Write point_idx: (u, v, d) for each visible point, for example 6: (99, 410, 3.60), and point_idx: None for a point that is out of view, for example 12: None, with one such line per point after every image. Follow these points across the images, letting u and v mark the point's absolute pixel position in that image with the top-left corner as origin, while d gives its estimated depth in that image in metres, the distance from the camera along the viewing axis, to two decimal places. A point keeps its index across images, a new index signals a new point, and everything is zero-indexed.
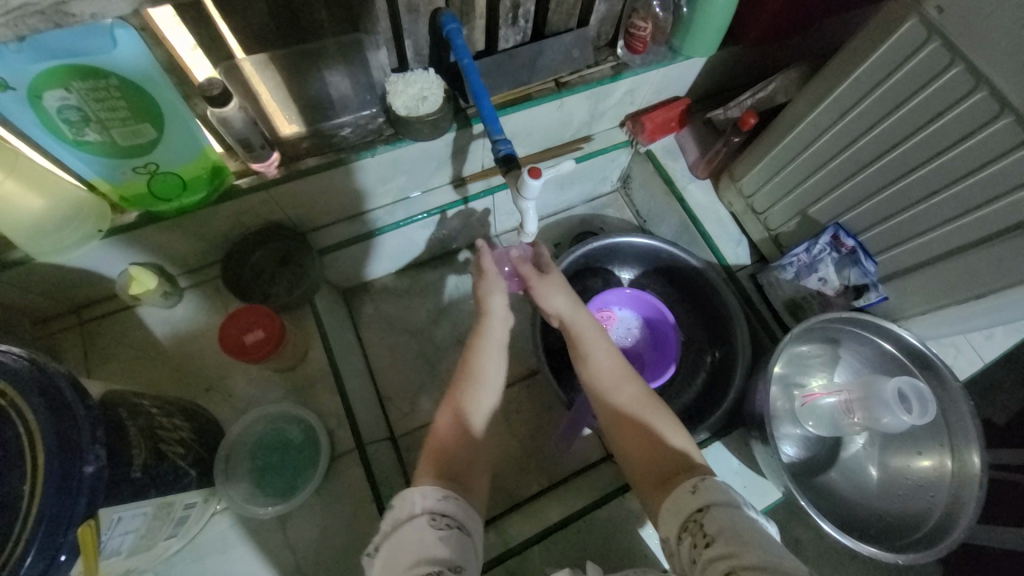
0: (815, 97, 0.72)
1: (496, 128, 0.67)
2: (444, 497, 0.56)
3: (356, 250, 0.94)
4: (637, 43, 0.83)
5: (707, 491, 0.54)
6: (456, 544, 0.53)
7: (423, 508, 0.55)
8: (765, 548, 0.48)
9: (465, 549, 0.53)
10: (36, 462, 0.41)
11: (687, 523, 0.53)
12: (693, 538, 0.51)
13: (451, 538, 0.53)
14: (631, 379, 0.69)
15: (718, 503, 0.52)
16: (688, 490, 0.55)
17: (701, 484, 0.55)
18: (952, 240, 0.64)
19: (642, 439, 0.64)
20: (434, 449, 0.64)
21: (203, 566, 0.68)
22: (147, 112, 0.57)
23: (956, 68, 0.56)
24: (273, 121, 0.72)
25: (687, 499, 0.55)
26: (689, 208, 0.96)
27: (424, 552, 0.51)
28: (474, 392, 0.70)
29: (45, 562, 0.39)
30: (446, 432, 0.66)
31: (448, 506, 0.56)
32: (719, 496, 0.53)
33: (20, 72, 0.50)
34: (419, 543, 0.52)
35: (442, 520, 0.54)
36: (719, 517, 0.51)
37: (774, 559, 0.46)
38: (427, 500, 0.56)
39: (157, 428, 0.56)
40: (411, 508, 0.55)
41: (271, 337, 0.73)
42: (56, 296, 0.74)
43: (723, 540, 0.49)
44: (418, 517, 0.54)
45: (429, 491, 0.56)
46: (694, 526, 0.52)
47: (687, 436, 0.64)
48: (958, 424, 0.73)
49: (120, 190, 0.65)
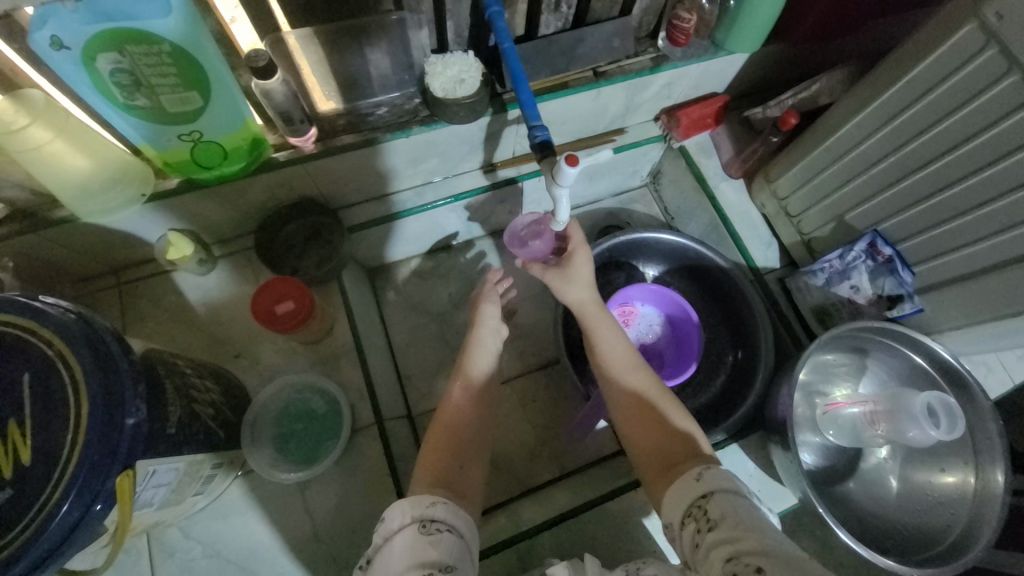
0: (862, 99, 0.70)
1: (534, 114, 0.66)
2: (433, 504, 0.55)
3: (383, 230, 0.95)
4: (679, 35, 0.81)
5: (711, 478, 0.54)
6: (449, 548, 0.52)
7: (413, 516, 0.54)
8: (766, 535, 0.47)
9: (459, 551, 0.52)
10: (78, 412, 0.42)
11: (692, 508, 0.53)
12: (696, 523, 0.51)
13: (444, 543, 0.52)
14: (641, 371, 0.69)
15: (722, 490, 0.52)
16: (692, 478, 0.55)
17: (706, 472, 0.55)
18: (996, 254, 0.62)
19: (652, 435, 0.63)
20: (443, 428, 0.66)
21: (224, 526, 0.70)
22: (195, 80, 0.58)
23: (1014, 77, 0.53)
24: (312, 97, 0.73)
25: (690, 486, 0.55)
26: (721, 208, 0.95)
27: (415, 557, 0.50)
28: (462, 391, 0.70)
29: (81, 509, 0.41)
30: (450, 425, 0.67)
31: (439, 512, 0.54)
32: (724, 483, 0.53)
33: (78, 33, 0.51)
34: (409, 550, 0.50)
35: (433, 526, 0.53)
36: (722, 503, 0.51)
37: (773, 543, 0.46)
38: (417, 508, 0.54)
39: (190, 389, 0.58)
40: (401, 517, 0.54)
41: (302, 308, 0.75)
42: (97, 256, 0.77)
43: (727, 525, 0.49)
44: (408, 526, 0.53)
45: (417, 499, 0.55)
46: (698, 511, 0.52)
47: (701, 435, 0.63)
48: (984, 442, 0.71)
49: (165, 156, 0.67)
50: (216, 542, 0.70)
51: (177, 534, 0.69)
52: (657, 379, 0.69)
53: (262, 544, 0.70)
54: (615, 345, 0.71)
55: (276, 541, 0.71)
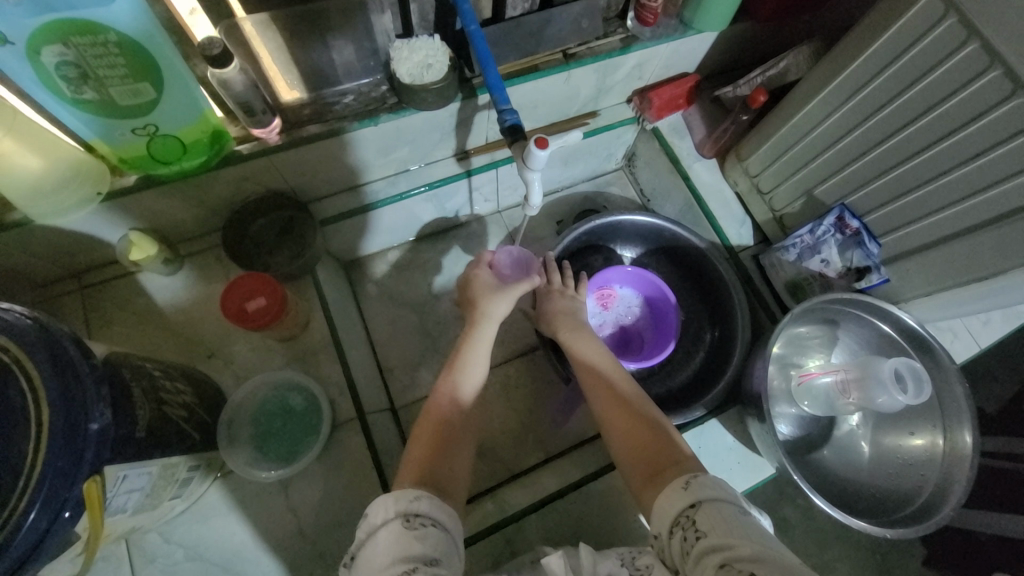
0: (827, 74, 0.71)
1: (503, 97, 0.65)
2: (418, 498, 0.54)
3: (357, 222, 0.93)
4: (647, 15, 0.81)
5: (699, 487, 0.54)
6: (434, 541, 0.51)
7: (397, 510, 0.53)
8: (756, 542, 0.48)
9: (444, 545, 0.52)
10: (38, 419, 0.41)
11: (679, 518, 0.53)
12: (685, 532, 0.51)
13: (429, 537, 0.51)
14: (627, 385, 0.71)
15: (710, 499, 0.52)
16: (681, 485, 0.55)
17: (693, 480, 0.55)
18: (956, 223, 0.64)
19: (642, 440, 0.64)
20: (434, 421, 0.64)
21: (205, 528, 0.69)
22: (147, 72, 0.56)
23: (972, 45, 0.54)
24: (275, 87, 0.70)
25: (678, 494, 0.55)
26: (694, 187, 0.95)
27: (400, 551, 0.49)
28: (461, 393, 0.68)
29: (49, 517, 0.39)
30: (436, 425, 0.64)
31: (424, 506, 0.54)
32: (713, 492, 0.53)
33: (18, 25, 0.48)
34: (393, 545, 0.50)
35: (417, 521, 0.52)
36: (711, 513, 0.51)
37: (766, 551, 0.46)
38: (402, 502, 0.53)
39: (159, 391, 0.56)
40: (384, 512, 0.53)
41: (272, 305, 0.73)
42: (57, 259, 0.74)
43: (717, 534, 0.49)
44: (392, 521, 0.52)
45: (402, 494, 0.54)
46: (686, 521, 0.52)
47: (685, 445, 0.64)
48: (952, 406, 0.74)
49: (120, 153, 0.64)
50: (197, 546, 0.68)
51: (157, 540, 0.68)
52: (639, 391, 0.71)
53: (245, 544, 0.69)
54: (599, 358, 0.75)
55: (259, 541, 0.70)
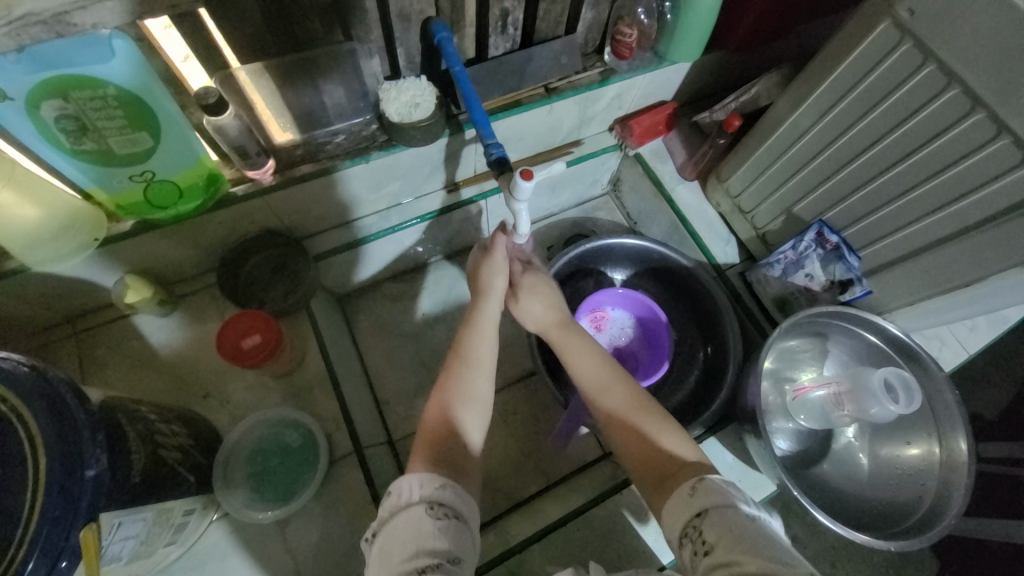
0: (796, 99, 0.75)
1: (488, 132, 0.68)
2: (443, 485, 0.54)
3: (350, 256, 0.95)
4: (623, 49, 0.85)
5: (705, 494, 0.54)
6: (454, 537, 0.51)
7: (420, 496, 0.53)
8: (766, 554, 0.47)
9: (462, 540, 0.51)
10: (37, 466, 0.41)
11: (688, 528, 0.53)
12: (693, 545, 0.51)
13: (449, 530, 0.51)
14: (631, 387, 0.69)
15: (717, 507, 0.52)
16: (687, 491, 0.55)
17: (699, 485, 0.55)
18: (930, 235, 0.67)
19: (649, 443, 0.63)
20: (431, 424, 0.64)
21: (202, 573, 0.68)
22: (144, 121, 0.58)
23: (929, 68, 0.58)
24: (268, 130, 0.73)
25: (684, 501, 0.55)
26: (679, 210, 0.98)
27: (422, 544, 0.49)
28: (469, 378, 0.67)
29: (46, 567, 0.38)
30: (436, 417, 0.64)
31: (447, 495, 0.53)
32: (719, 499, 0.53)
33: (19, 82, 0.51)
34: (416, 535, 0.50)
35: (440, 510, 0.52)
36: (718, 523, 0.51)
37: (777, 568, 0.45)
38: (424, 488, 0.53)
39: (155, 434, 0.56)
40: (406, 495, 0.53)
41: (268, 342, 0.74)
42: (53, 306, 0.75)
43: (725, 548, 0.48)
44: (415, 506, 0.52)
45: (427, 478, 0.54)
46: (694, 532, 0.52)
47: (691, 440, 0.63)
48: (944, 413, 0.75)
49: (117, 199, 0.66)
50: None
51: None
52: (641, 391, 0.69)
53: None
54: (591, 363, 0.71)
55: None
